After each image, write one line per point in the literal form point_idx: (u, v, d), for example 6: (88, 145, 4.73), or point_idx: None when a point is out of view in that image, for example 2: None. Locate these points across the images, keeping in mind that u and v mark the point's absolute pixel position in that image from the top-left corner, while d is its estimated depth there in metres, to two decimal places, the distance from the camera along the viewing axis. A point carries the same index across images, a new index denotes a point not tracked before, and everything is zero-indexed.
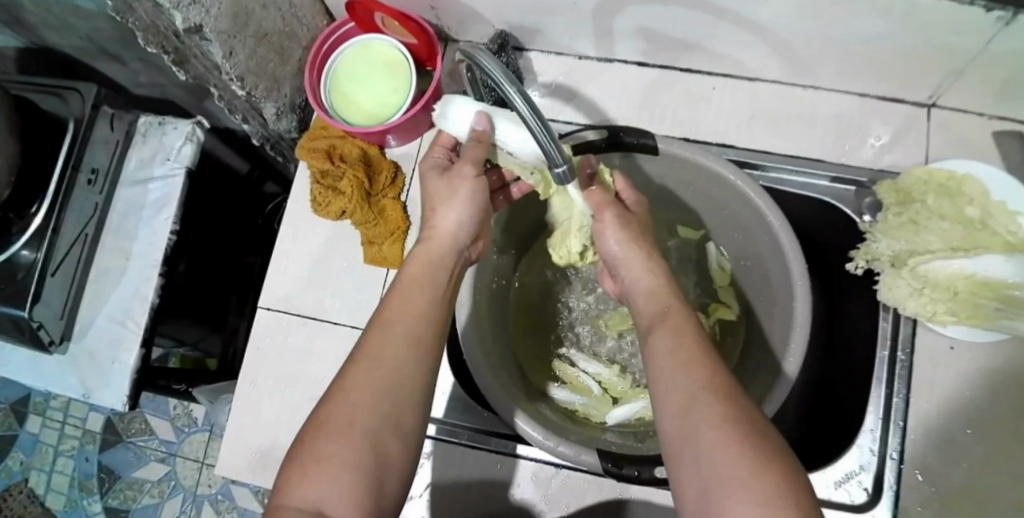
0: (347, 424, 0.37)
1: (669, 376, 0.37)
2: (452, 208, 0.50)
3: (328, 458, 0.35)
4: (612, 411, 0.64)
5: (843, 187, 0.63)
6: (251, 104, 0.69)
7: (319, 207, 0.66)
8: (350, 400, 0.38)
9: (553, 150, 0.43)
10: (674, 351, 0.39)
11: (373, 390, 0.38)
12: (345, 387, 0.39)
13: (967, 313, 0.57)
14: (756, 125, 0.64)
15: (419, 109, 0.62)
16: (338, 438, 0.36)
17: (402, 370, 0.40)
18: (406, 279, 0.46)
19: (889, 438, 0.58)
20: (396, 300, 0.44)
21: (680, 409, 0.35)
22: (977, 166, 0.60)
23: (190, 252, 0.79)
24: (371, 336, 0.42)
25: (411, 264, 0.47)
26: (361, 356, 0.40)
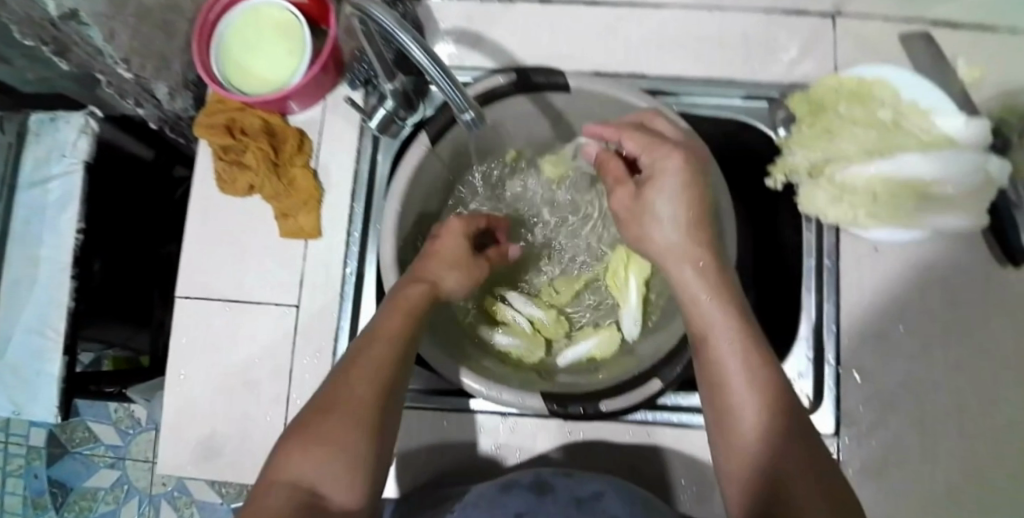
0: (354, 415, 0.38)
1: (730, 393, 0.39)
2: (452, 282, 0.52)
3: (333, 444, 0.37)
4: (563, 354, 0.64)
5: (756, 104, 0.63)
6: (142, 87, 0.65)
7: (226, 184, 0.63)
8: (354, 395, 0.39)
9: (457, 97, 0.44)
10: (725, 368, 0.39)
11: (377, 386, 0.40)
12: (347, 381, 0.40)
13: (888, 214, 0.57)
14: (666, 51, 0.63)
15: (318, 69, 0.59)
16: (342, 425, 0.37)
17: (398, 370, 0.42)
18: (400, 300, 0.46)
19: (823, 343, 0.58)
20: (393, 315, 0.45)
21: (747, 436, 0.37)
22: (886, 70, 0.60)
23: (105, 248, 0.75)
24: (372, 341, 0.43)
25: (410, 290, 0.47)
26: (361, 357, 0.41)
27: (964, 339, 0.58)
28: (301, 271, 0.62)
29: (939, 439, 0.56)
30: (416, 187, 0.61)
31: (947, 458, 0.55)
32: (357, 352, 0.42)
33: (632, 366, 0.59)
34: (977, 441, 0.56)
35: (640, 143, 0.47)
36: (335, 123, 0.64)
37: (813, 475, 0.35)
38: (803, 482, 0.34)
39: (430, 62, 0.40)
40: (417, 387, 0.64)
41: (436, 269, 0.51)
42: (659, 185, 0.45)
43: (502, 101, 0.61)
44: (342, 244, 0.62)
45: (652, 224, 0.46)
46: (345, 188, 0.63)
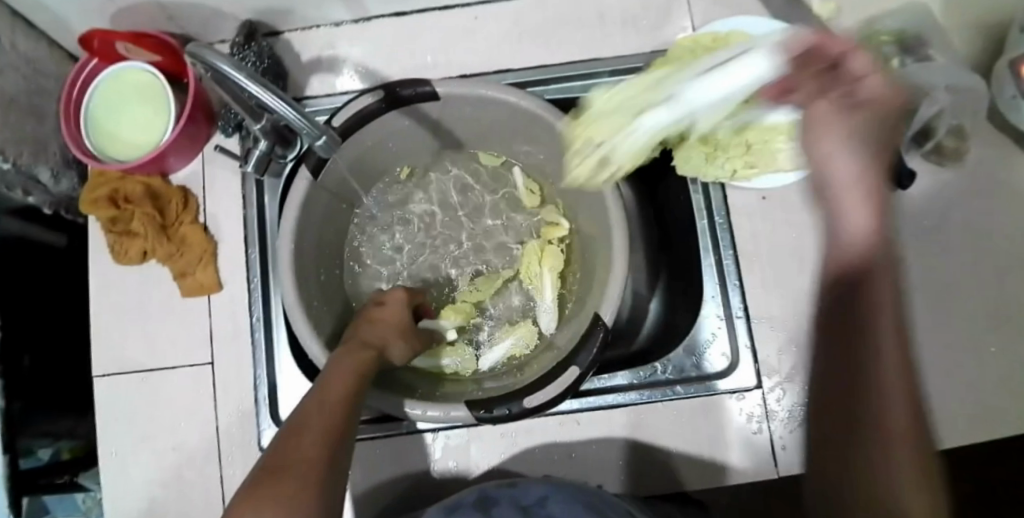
0: (304, 471, 0.36)
1: (884, 408, 0.31)
2: (397, 346, 0.53)
3: (284, 500, 0.34)
4: (484, 357, 0.65)
5: (624, 77, 0.63)
6: (25, 174, 0.65)
7: (118, 255, 0.62)
8: (306, 463, 0.36)
9: (302, 122, 0.49)
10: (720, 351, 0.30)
11: (325, 442, 0.38)
12: (291, 451, 0.37)
13: (764, 161, 0.58)
14: (526, 41, 0.64)
15: (186, 123, 0.59)
16: (295, 493, 0.34)
17: (342, 433, 0.40)
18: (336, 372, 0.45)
19: (729, 299, 0.59)
20: (335, 374, 0.44)
21: (840, 422, 0.32)
22: (737, 23, 0.61)
23: (29, 342, 0.73)
24: (317, 397, 0.42)
25: (339, 363, 0.46)
26: (303, 416, 0.40)
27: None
28: (209, 326, 0.62)
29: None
30: (314, 220, 0.62)
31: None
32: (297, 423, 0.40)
33: (551, 360, 0.60)
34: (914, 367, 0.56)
35: (845, 88, 0.39)
36: (218, 172, 0.64)
37: (905, 455, 0.30)
38: (899, 404, 0.31)
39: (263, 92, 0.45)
40: None
41: (364, 330, 0.53)
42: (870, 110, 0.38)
43: (374, 121, 0.61)
44: (244, 292, 0.62)
45: (825, 153, 0.38)
46: (238, 237, 0.63)
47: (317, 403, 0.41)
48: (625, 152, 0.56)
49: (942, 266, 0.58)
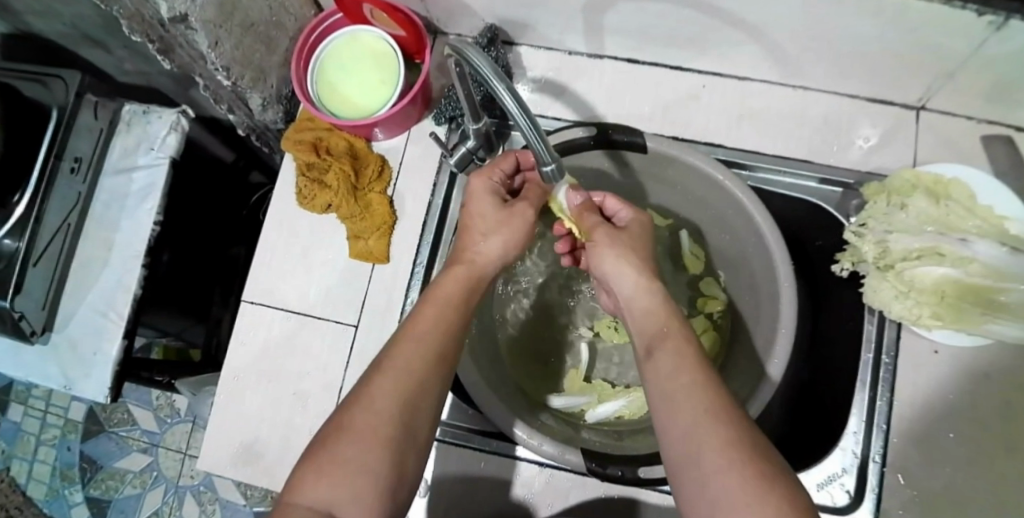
0: (370, 431, 0.37)
1: (699, 444, 0.34)
2: (500, 240, 0.50)
3: (347, 462, 0.36)
4: (592, 411, 0.65)
5: (831, 189, 0.63)
6: (237, 94, 0.68)
7: (304, 200, 0.65)
8: (373, 408, 0.38)
9: (541, 148, 0.44)
10: (681, 410, 0.36)
11: (396, 400, 0.39)
12: (369, 391, 0.39)
13: (952, 317, 0.57)
14: (745, 125, 0.64)
15: (407, 103, 0.61)
16: (357, 442, 0.37)
17: (422, 385, 0.40)
18: (437, 293, 0.45)
19: (871, 441, 0.58)
20: (424, 311, 0.44)
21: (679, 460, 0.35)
22: (963, 171, 0.60)
23: (175, 241, 0.79)
24: (398, 345, 0.42)
25: (449, 279, 0.47)
26: (389, 361, 0.40)
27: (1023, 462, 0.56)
28: (364, 293, 0.64)
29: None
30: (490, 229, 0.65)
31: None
32: (386, 357, 0.41)
33: None
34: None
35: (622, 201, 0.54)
36: (417, 154, 0.66)
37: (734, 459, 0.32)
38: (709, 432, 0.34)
39: (519, 109, 0.39)
40: (464, 423, 0.65)
41: (474, 245, 0.50)
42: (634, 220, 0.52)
43: (579, 153, 0.63)
44: (407, 272, 0.64)
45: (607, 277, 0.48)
46: (416, 220, 0.65)
47: (407, 346, 0.42)
48: (918, 272, 0.58)
49: None
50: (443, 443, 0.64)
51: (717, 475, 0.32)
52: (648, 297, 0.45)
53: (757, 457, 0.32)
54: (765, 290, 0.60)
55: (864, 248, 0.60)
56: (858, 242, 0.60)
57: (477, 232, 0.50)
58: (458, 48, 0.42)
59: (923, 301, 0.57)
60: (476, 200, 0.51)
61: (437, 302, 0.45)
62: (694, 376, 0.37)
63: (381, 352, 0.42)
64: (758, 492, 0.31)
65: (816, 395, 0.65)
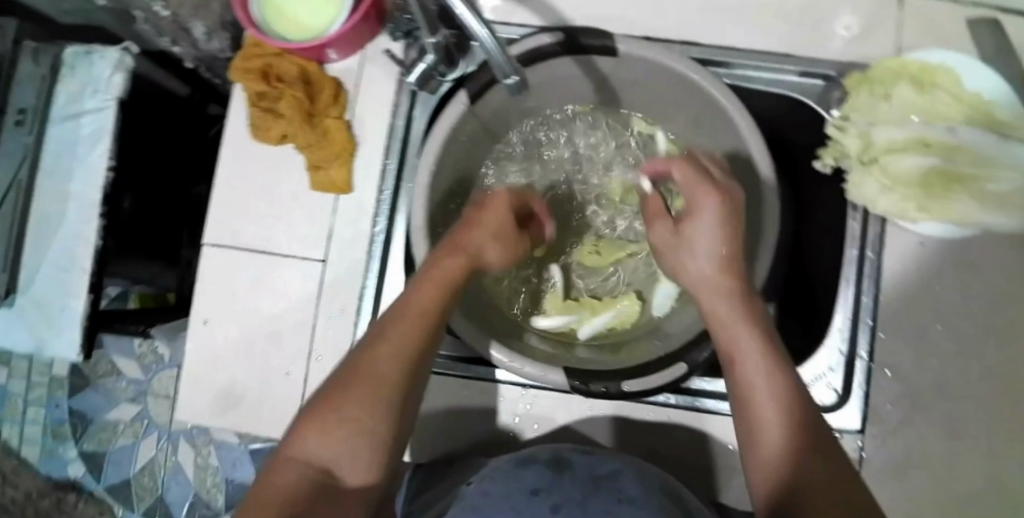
0: (374, 396, 0.36)
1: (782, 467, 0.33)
2: (489, 249, 0.46)
3: (348, 423, 0.35)
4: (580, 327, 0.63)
5: (811, 82, 0.60)
6: (179, 26, 0.64)
7: (258, 131, 0.61)
8: (377, 375, 0.36)
9: (504, 62, 0.43)
10: (759, 403, 0.35)
11: (401, 371, 0.37)
12: (373, 360, 0.37)
13: (939, 210, 0.55)
14: (721, 20, 0.60)
15: (359, 19, 0.58)
16: (359, 406, 0.35)
17: (422, 359, 0.39)
18: (435, 272, 0.43)
19: (858, 337, 0.57)
20: (425, 290, 0.41)
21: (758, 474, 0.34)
22: (950, 55, 0.57)
23: (135, 186, 0.75)
24: (402, 316, 0.39)
25: (444, 262, 0.43)
26: (393, 331, 0.38)
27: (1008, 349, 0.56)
28: (329, 226, 0.62)
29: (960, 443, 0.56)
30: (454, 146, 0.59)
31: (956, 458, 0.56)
32: (388, 330, 0.38)
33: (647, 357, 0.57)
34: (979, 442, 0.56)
35: (684, 175, 0.43)
36: (373, 75, 0.62)
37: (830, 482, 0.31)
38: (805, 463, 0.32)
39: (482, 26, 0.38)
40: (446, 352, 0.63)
41: (475, 238, 0.45)
42: (698, 219, 0.41)
43: (545, 62, 0.58)
44: (373, 199, 0.61)
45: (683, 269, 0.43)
46: (379, 143, 0.62)
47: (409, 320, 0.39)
48: (905, 163, 0.56)
49: None
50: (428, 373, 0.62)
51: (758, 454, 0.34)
52: (723, 293, 0.40)
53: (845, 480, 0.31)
54: (745, 194, 0.58)
55: (855, 139, 0.57)
56: (844, 134, 0.57)
57: (484, 247, 0.45)
58: None
59: (913, 201, 0.55)
60: (485, 212, 0.47)
61: (434, 278, 0.42)
62: (778, 392, 0.34)
63: (381, 319, 0.40)
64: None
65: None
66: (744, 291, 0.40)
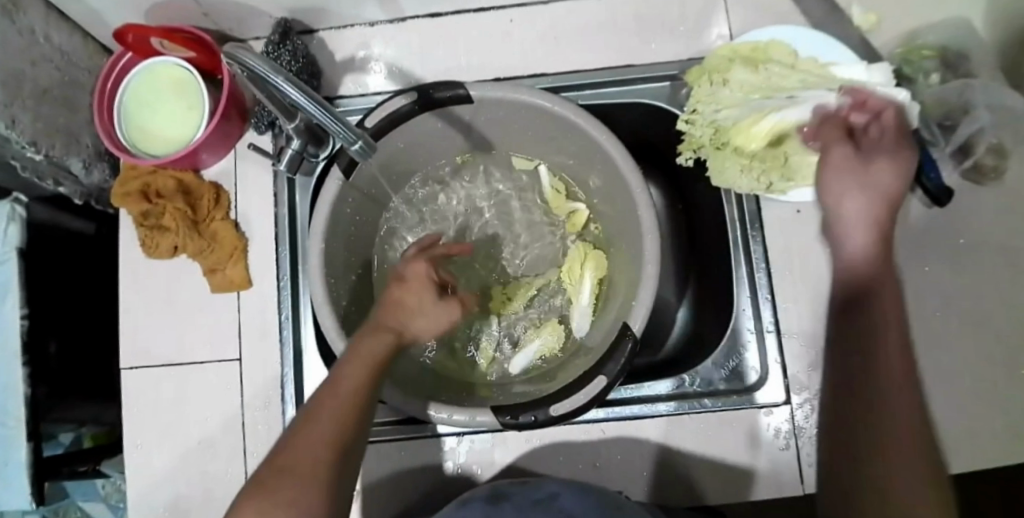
0: (297, 490, 0.33)
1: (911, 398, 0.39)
2: (423, 326, 0.45)
3: None
4: (512, 361, 0.64)
5: (658, 84, 0.62)
6: (57, 166, 0.66)
7: (149, 249, 0.63)
8: (302, 464, 0.34)
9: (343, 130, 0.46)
10: (886, 365, 0.34)
11: (324, 454, 0.35)
12: (295, 450, 0.35)
13: (801, 175, 0.57)
14: (561, 45, 0.63)
15: (220, 120, 0.59)
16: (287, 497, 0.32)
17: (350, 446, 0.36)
18: (362, 350, 0.41)
19: (761, 312, 0.59)
20: (354, 367, 0.40)
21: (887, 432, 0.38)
22: (776, 32, 0.60)
23: (58, 329, 0.76)
24: (326, 397, 0.38)
25: (375, 338, 0.42)
26: (313, 419, 0.36)
27: (905, 288, 0.58)
28: (237, 323, 0.63)
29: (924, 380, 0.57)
30: (347, 221, 0.61)
31: None
32: (307, 416, 0.36)
33: (581, 366, 0.58)
34: (929, 379, 0.57)
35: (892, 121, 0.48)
36: (249, 170, 0.64)
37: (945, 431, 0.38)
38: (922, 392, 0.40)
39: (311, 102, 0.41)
40: (378, 420, 0.63)
41: (401, 319, 0.45)
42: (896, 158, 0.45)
43: (406, 123, 0.59)
44: (274, 289, 0.63)
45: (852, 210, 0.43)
46: (270, 234, 0.63)
47: (332, 402, 0.37)
48: (759, 140, 0.58)
49: (968, 286, 0.58)
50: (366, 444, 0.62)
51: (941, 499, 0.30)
52: (882, 219, 0.42)
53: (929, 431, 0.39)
54: (620, 202, 0.60)
55: (710, 129, 0.59)
56: (700, 125, 0.59)
57: (411, 319, 0.45)
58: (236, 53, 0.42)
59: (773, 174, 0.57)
60: (410, 287, 0.46)
61: (361, 357, 0.41)
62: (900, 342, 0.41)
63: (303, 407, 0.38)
64: None
65: (708, 286, 0.66)
66: (891, 230, 0.43)
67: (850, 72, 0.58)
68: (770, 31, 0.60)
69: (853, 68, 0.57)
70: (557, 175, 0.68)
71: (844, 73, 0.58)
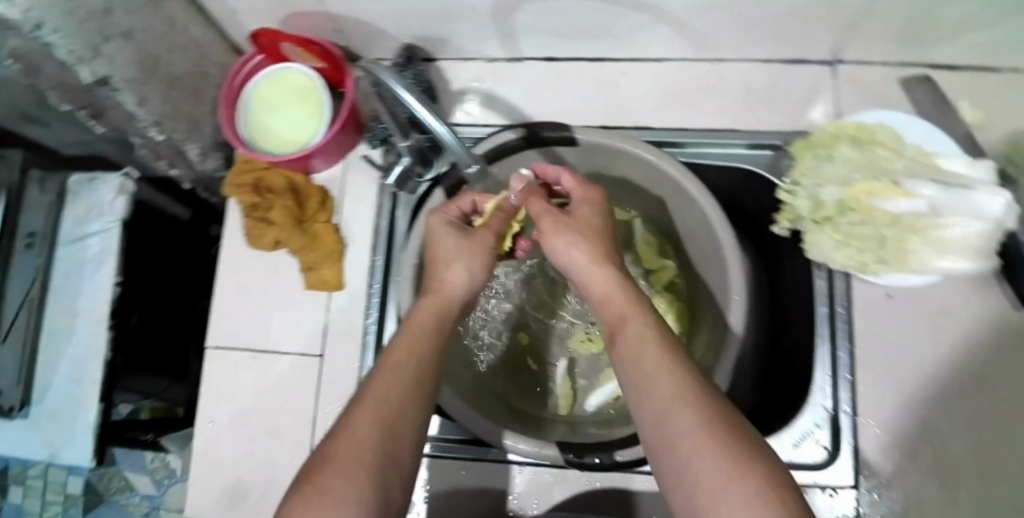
0: (354, 460, 0.34)
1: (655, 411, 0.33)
2: (463, 267, 0.49)
3: (333, 489, 0.32)
4: (590, 399, 0.68)
5: (760, 153, 0.64)
6: (175, 148, 0.70)
7: (254, 239, 0.66)
8: (358, 437, 0.35)
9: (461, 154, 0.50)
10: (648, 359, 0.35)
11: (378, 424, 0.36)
12: (353, 421, 0.36)
13: (897, 259, 0.59)
14: (669, 103, 0.65)
15: (337, 131, 0.62)
16: (347, 470, 0.33)
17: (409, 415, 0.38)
18: (414, 323, 0.44)
19: (839, 393, 0.60)
20: (404, 338, 0.42)
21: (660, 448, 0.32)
22: (885, 116, 0.61)
23: (142, 302, 0.79)
24: (381, 373, 0.39)
25: (421, 309, 0.45)
26: (369, 392, 0.38)
27: (986, 388, 0.58)
28: (324, 320, 0.66)
29: (924, 492, 0.56)
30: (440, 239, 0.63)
31: (970, 502, 0.56)
32: (364, 392, 0.38)
33: None
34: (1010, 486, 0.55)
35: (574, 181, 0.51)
36: (357, 179, 0.68)
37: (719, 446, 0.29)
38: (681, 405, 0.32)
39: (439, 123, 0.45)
40: (444, 436, 0.65)
41: (440, 274, 0.48)
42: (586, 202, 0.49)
43: (514, 156, 0.64)
44: (364, 294, 0.65)
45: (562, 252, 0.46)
46: (366, 242, 0.66)
47: (388, 375, 0.39)
48: (856, 220, 0.59)
49: None
50: (431, 458, 0.64)
51: (691, 462, 0.30)
52: (583, 251, 0.45)
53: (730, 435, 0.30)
54: (712, 259, 0.61)
55: (810, 202, 0.61)
56: (800, 197, 0.61)
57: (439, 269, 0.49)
58: (372, 71, 0.46)
59: (865, 255, 0.59)
60: (439, 241, 0.51)
61: (415, 329, 0.43)
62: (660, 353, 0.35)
63: (362, 384, 0.39)
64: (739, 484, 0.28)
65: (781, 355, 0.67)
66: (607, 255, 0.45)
67: (955, 165, 0.58)
68: (876, 116, 0.62)
69: (959, 162, 0.58)
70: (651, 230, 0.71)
71: (948, 166, 0.58)
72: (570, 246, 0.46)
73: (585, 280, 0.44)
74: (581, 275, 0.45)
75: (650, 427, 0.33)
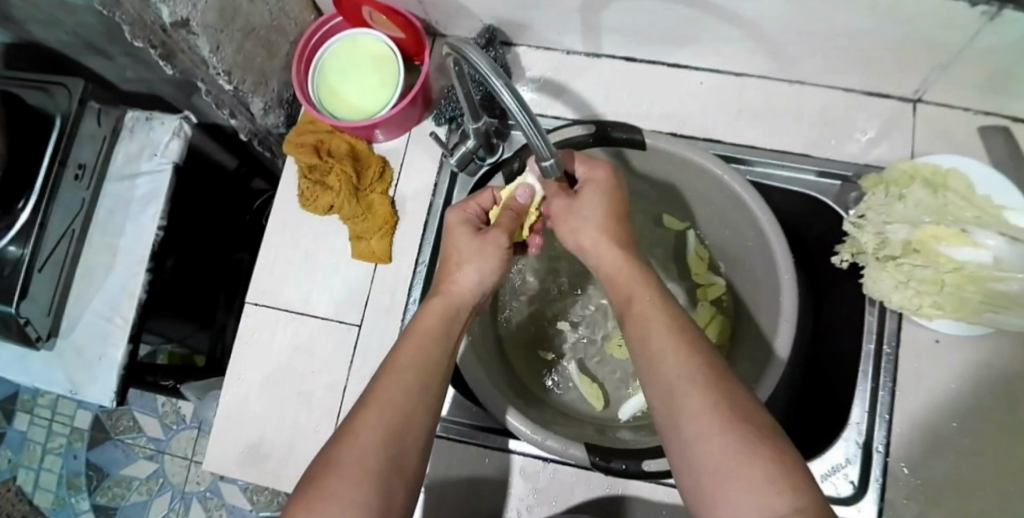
0: (357, 466, 0.34)
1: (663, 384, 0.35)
2: (475, 269, 0.48)
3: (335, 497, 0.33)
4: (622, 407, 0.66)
5: (828, 182, 0.64)
6: (240, 100, 0.69)
7: (307, 200, 0.66)
8: (360, 445, 0.35)
9: (541, 143, 0.42)
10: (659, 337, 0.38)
11: (382, 429, 0.36)
12: (358, 426, 0.36)
13: (953, 306, 0.57)
14: (743, 119, 0.65)
15: (407, 105, 0.62)
16: (350, 478, 0.34)
17: (415, 421, 0.38)
18: (420, 324, 0.44)
19: (874, 431, 0.59)
20: (408, 342, 0.42)
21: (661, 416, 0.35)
22: (961, 162, 0.60)
23: (179, 248, 0.79)
24: (385, 377, 0.39)
25: (427, 311, 0.45)
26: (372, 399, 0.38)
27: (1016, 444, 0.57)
28: (367, 292, 0.65)
29: None
30: None
31: None
32: (367, 398, 0.38)
33: None
34: None
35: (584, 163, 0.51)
36: (417, 155, 0.67)
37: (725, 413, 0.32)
38: (680, 380, 0.35)
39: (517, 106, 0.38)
40: (472, 422, 0.66)
41: (452, 275, 0.48)
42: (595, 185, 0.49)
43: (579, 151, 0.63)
44: (410, 271, 0.65)
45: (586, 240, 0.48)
46: (420, 218, 0.66)
47: (392, 379, 0.39)
48: (919, 261, 0.58)
49: None
50: (453, 441, 0.64)
51: (695, 440, 0.32)
52: (594, 234, 0.48)
53: (729, 406, 0.32)
54: (765, 281, 0.61)
55: (875, 238, 0.60)
56: (866, 231, 0.60)
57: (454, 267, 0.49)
58: (459, 48, 0.41)
59: (921, 298, 0.58)
60: (452, 238, 0.50)
61: (418, 332, 0.43)
62: (667, 336, 0.38)
63: (366, 389, 0.40)
64: (744, 449, 0.30)
65: (820, 389, 0.67)
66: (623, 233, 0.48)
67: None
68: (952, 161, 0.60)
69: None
70: (703, 245, 0.71)
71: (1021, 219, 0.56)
72: (578, 230, 0.49)
73: (595, 256, 0.48)
74: (589, 254, 0.48)
75: (659, 403, 0.36)
